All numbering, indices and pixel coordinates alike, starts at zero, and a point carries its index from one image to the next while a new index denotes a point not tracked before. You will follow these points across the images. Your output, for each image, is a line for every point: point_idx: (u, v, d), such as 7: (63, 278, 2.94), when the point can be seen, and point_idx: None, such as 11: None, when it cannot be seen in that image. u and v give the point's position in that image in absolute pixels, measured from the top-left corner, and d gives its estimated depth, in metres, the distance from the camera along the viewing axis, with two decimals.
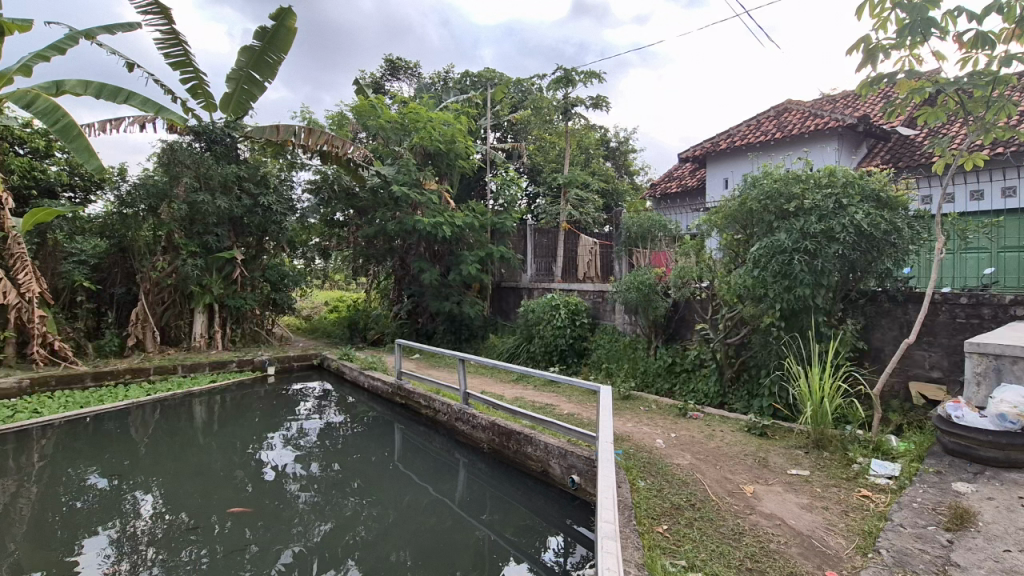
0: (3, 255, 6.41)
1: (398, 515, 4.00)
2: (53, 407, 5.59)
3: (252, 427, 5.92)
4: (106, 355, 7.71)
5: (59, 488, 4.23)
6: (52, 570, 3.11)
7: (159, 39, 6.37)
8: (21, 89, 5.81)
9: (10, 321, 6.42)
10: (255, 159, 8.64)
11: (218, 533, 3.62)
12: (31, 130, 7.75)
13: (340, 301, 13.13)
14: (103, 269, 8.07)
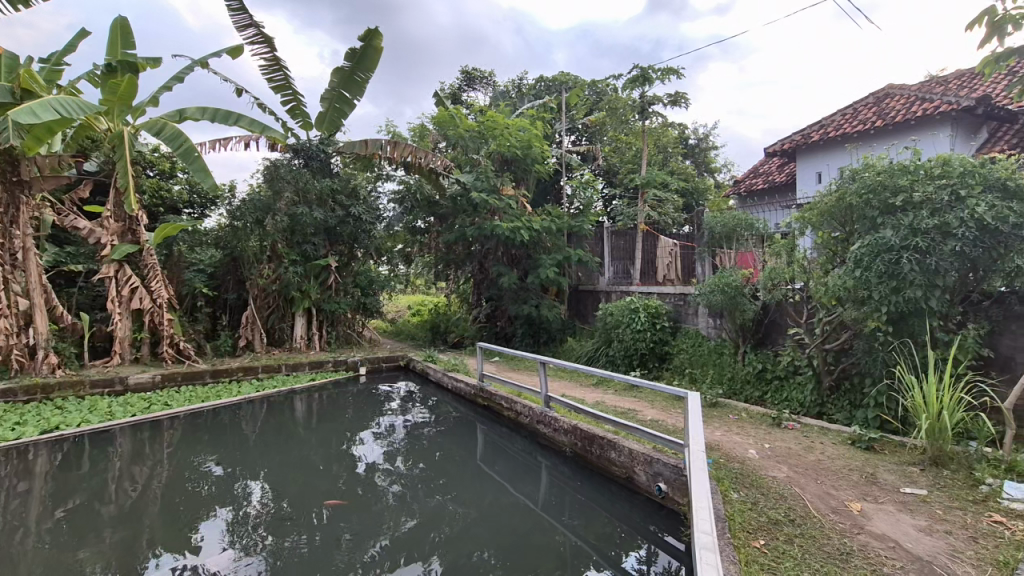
0: (140, 265, 7.29)
1: (481, 515, 4.08)
2: (179, 401, 6.28)
3: (346, 423, 6.31)
4: (222, 354, 8.53)
5: (183, 472, 4.74)
6: (180, 547, 3.48)
7: (263, 66, 6.99)
8: (153, 119, 6.56)
9: (145, 324, 7.29)
10: (346, 172, 9.24)
11: (316, 523, 3.88)
12: (158, 154, 8.79)
13: (422, 305, 13.69)
14: (218, 277, 8.96)
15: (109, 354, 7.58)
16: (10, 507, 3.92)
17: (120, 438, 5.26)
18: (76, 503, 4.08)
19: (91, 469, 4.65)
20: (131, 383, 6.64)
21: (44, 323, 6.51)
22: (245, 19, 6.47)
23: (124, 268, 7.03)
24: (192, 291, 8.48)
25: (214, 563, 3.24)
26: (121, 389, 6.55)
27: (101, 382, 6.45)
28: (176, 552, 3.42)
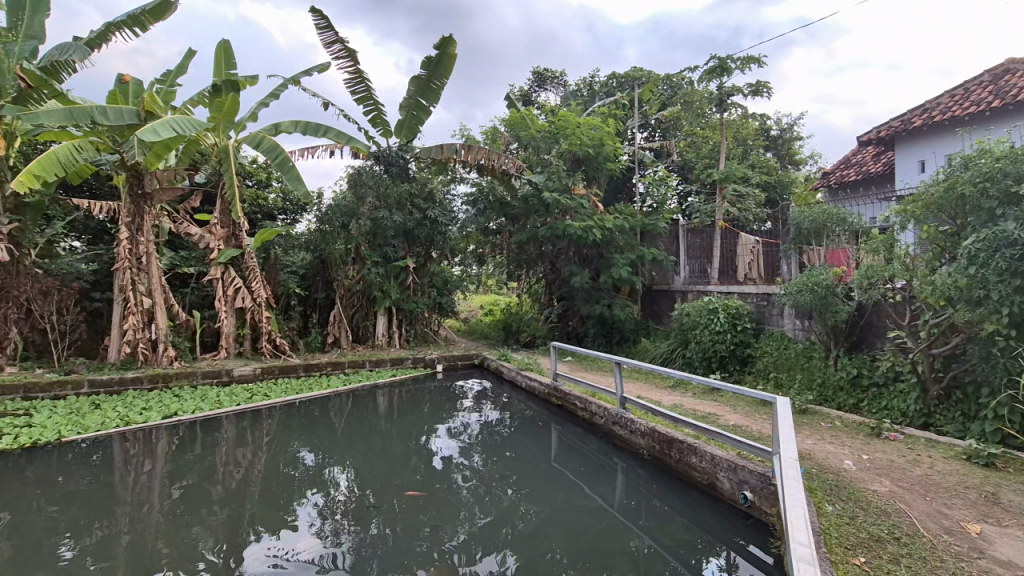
0: (242, 267, 7.97)
1: (555, 514, 4.09)
2: (276, 392, 6.82)
3: (424, 417, 6.56)
4: (313, 350, 9.14)
5: (279, 458, 5.13)
6: (277, 528, 3.78)
7: (347, 79, 7.41)
8: (253, 133, 7.15)
9: (247, 321, 7.97)
10: (422, 177, 9.61)
11: (397, 512, 4.06)
12: (256, 165, 9.58)
13: (494, 305, 13.93)
14: (309, 278, 9.62)
15: (216, 349, 8.36)
16: (137, 483, 4.43)
17: (226, 425, 5.79)
18: (189, 481, 4.52)
19: (202, 451, 5.15)
20: (236, 375, 7.28)
21: (164, 319, 7.28)
22: (331, 36, 6.90)
23: (228, 270, 7.72)
24: (286, 291, 9.16)
25: (307, 545, 3.49)
26: (227, 380, 7.21)
27: (211, 373, 7.12)
28: (275, 531, 3.72)
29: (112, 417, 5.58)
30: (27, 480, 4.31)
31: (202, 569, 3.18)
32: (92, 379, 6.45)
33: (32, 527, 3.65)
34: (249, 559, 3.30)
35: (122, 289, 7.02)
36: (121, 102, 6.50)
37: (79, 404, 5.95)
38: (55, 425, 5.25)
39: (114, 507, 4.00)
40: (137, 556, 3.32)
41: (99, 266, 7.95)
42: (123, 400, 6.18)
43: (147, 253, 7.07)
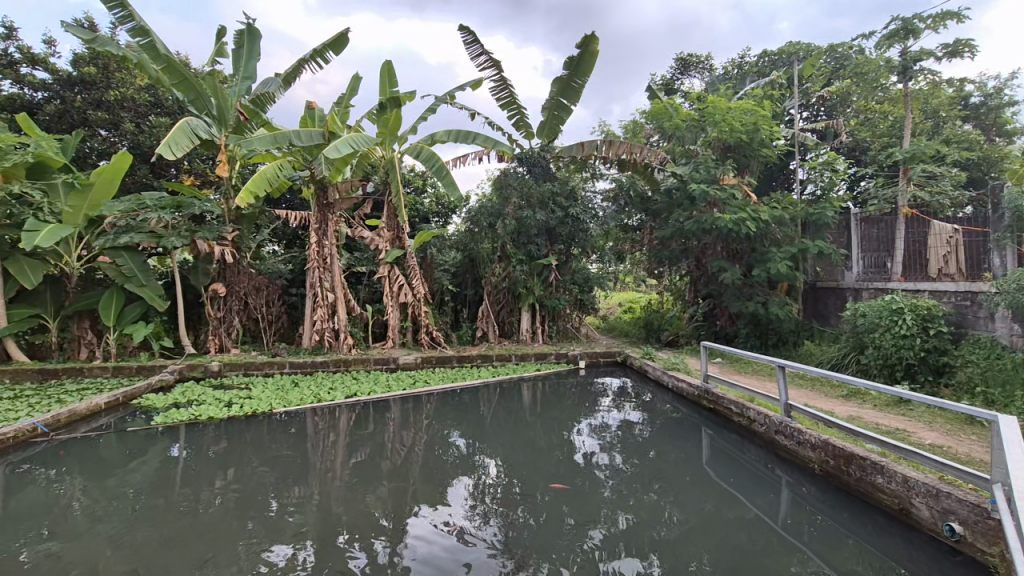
0: (405, 266, 8.82)
1: (706, 521, 3.87)
2: (435, 381, 7.47)
3: (566, 412, 6.66)
4: (465, 343, 9.81)
5: (438, 440, 5.60)
6: (436, 504, 4.12)
7: (493, 87, 7.78)
8: (415, 144, 7.85)
9: (409, 314, 8.82)
10: (563, 175, 9.78)
11: (541, 503, 4.17)
12: (413, 173, 10.52)
13: (634, 302, 13.67)
14: (461, 276, 10.35)
15: (383, 339, 9.38)
16: (324, 452, 5.15)
17: (393, 407, 6.47)
18: (364, 454, 5.13)
19: (375, 429, 5.82)
20: (401, 363, 8.10)
21: (344, 312, 8.34)
22: (477, 49, 7.29)
23: (394, 269, 8.60)
24: (441, 288, 9.95)
25: (464, 523, 3.75)
26: (394, 367, 8.05)
27: (381, 360, 8.01)
28: (434, 507, 4.06)
29: (307, 394, 6.57)
30: (249, 441, 5.25)
31: (375, 534, 3.58)
32: (291, 362, 7.64)
33: (250, 481, 4.44)
34: (412, 530, 3.64)
35: (312, 286, 8.20)
36: (309, 126, 7.58)
37: (282, 381, 7.10)
38: (267, 399, 6.33)
39: (308, 470, 4.70)
40: (325, 516, 3.85)
41: (293, 266, 9.40)
42: (314, 379, 7.24)
43: (330, 255, 8.16)
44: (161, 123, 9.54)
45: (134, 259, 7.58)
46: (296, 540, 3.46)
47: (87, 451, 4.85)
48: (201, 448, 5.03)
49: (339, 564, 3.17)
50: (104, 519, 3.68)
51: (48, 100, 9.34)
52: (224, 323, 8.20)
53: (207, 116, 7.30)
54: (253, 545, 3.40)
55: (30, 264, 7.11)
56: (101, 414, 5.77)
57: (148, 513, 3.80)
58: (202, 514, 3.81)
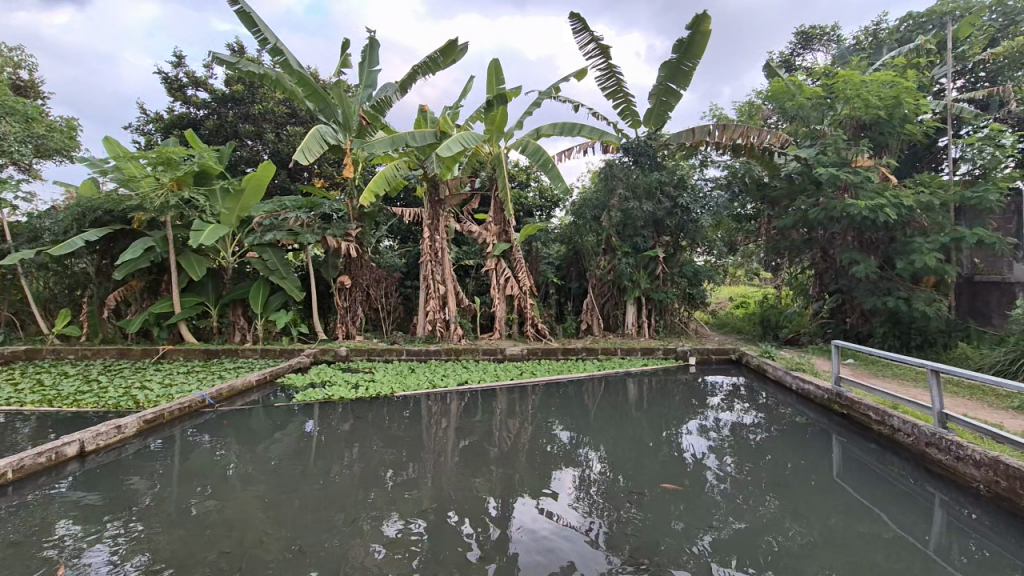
0: (511, 259, 9.04)
1: (835, 535, 3.53)
2: (542, 372, 7.61)
3: (673, 410, 6.40)
4: (569, 335, 9.84)
5: (545, 430, 5.68)
6: (543, 491, 4.19)
7: (599, 76, 7.67)
8: (520, 139, 7.96)
9: (516, 307, 9.05)
10: (671, 164, 9.42)
11: (648, 501, 4.04)
12: (517, 168, 10.69)
13: (746, 298, 12.82)
14: (564, 268, 10.39)
15: (491, 329, 9.69)
16: (439, 435, 5.45)
17: (500, 396, 6.67)
18: (474, 439, 5.36)
19: (483, 415, 6.05)
20: (508, 354, 8.34)
21: (454, 304, 8.74)
22: (585, 37, 7.22)
23: (500, 262, 8.84)
24: (545, 281, 10.07)
25: (571, 513, 3.76)
26: (501, 357, 8.31)
27: (489, 350, 8.30)
28: (538, 495, 4.11)
29: (423, 380, 7.01)
30: (372, 421, 5.70)
31: (482, 516, 3.70)
32: (408, 349, 8.17)
33: (372, 457, 4.82)
34: (519, 516, 3.72)
35: (426, 279, 8.68)
36: (423, 127, 8.01)
37: (401, 367, 7.63)
38: (388, 383, 6.85)
39: (424, 450, 5.01)
40: (437, 495, 4.05)
41: (408, 259, 10.02)
42: (429, 366, 7.70)
43: (442, 248, 8.59)
44: (296, 131, 10.61)
45: (275, 254, 8.53)
46: (412, 516, 3.69)
47: (242, 421, 5.57)
48: (332, 424, 5.56)
49: (452, 542, 3.32)
50: (255, 482, 4.19)
51: (207, 117, 10.77)
52: (349, 312, 8.96)
53: (333, 124, 7.98)
54: (374, 516, 3.67)
55: (196, 258, 8.27)
56: (252, 390, 6.59)
57: (291, 479, 4.28)
58: (332, 484, 4.20)
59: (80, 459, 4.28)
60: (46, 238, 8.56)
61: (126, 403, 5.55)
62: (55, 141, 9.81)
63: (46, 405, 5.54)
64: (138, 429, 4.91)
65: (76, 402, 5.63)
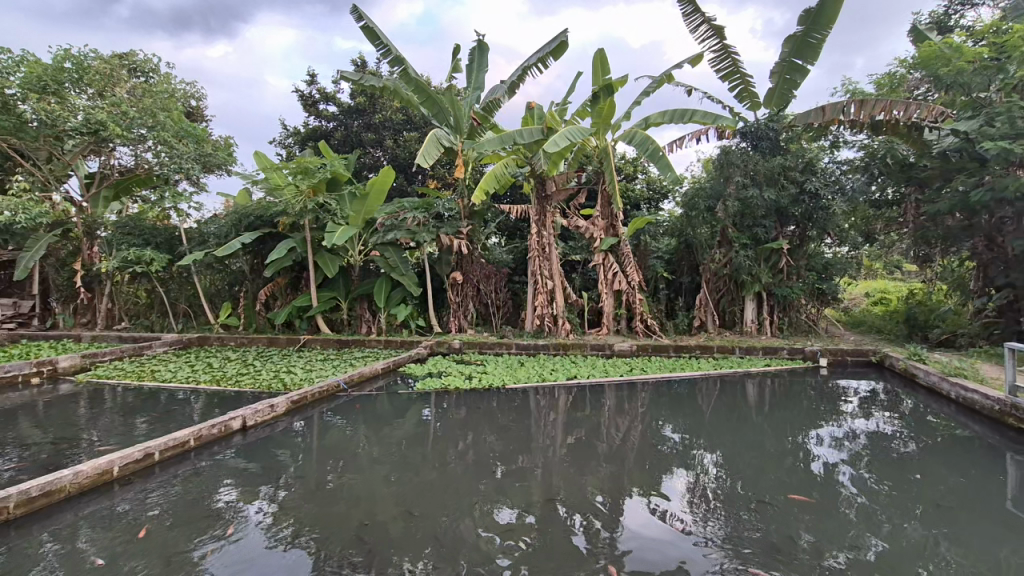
0: (619, 254, 8.89)
1: (1007, 568, 3.03)
2: (653, 370, 7.39)
3: (799, 415, 5.88)
4: (681, 332, 9.47)
5: (656, 428, 5.53)
6: (655, 491, 4.08)
7: (713, 58, 7.25)
8: (629, 130, 7.77)
9: (624, 302, 8.89)
10: (796, 146, 8.67)
11: (772, 511, 3.75)
12: (624, 160, 10.48)
13: (886, 293, 11.46)
14: (675, 262, 10.00)
15: (598, 325, 9.61)
16: (549, 428, 5.52)
17: (609, 392, 6.59)
18: (583, 434, 5.37)
19: (592, 411, 6.03)
20: (616, 349, 8.22)
21: (561, 299, 8.80)
22: (697, 18, 6.85)
23: (608, 257, 8.74)
24: (655, 275, 9.78)
25: (686, 517, 3.62)
26: (610, 353, 8.22)
27: (597, 346, 8.25)
28: (649, 496, 3.99)
29: (533, 374, 7.15)
30: (485, 412, 5.92)
31: (591, 512, 3.69)
32: (517, 343, 8.38)
33: (484, 446, 5.02)
34: (628, 514, 3.66)
35: (534, 275, 8.83)
36: (530, 125, 8.13)
37: (511, 360, 7.84)
38: (499, 375, 7.08)
39: (534, 443, 5.10)
40: (547, 488, 4.10)
41: (515, 255, 10.25)
42: (538, 360, 7.83)
43: (549, 244, 8.68)
44: (412, 136, 11.30)
45: (396, 252, 9.17)
46: (521, 506, 3.77)
47: (370, 406, 6.08)
48: (448, 413, 5.87)
49: (561, 535, 3.34)
50: (380, 462, 4.55)
51: (336, 128, 11.85)
52: (461, 306, 9.41)
53: (446, 127, 8.37)
54: (486, 503, 3.81)
55: (329, 257, 9.16)
56: (377, 377, 7.17)
57: (412, 461, 4.59)
58: (449, 469, 4.43)
59: (243, 432, 4.95)
60: (212, 242, 9.98)
61: (276, 385, 6.32)
62: (217, 157, 11.39)
63: (215, 384, 6.48)
64: (286, 409, 5.57)
65: (237, 382, 6.51)
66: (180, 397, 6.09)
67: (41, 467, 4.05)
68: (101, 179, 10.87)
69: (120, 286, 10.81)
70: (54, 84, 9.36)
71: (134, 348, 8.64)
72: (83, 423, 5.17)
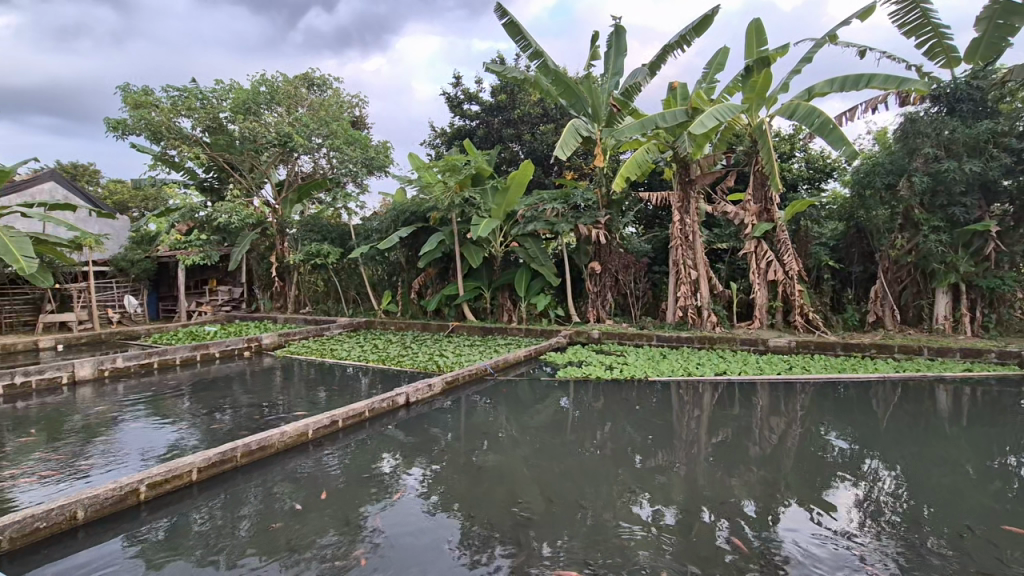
0: (774, 241, 8.15)
1: None
2: (816, 369, 6.66)
3: (1014, 432, 4.84)
4: (850, 328, 8.46)
5: (817, 433, 4.98)
6: (816, 503, 3.68)
7: (896, 12, 6.27)
8: (789, 103, 7.06)
9: (779, 294, 8.13)
10: (1010, 106, 7.17)
11: (970, 539, 3.17)
12: (779, 137, 9.53)
13: None
14: (842, 249, 8.97)
15: (749, 318, 8.95)
16: (694, 424, 5.29)
17: (761, 391, 6.10)
18: (732, 433, 5.04)
19: (742, 409, 5.64)
20: (771, 345, 7.60)
21: (707, 290, 8.33)
22: None
23: (761, 244, 8.08)
24: (818, 264, 8.83)
25: (854, 533, 3.22)
26: (763, 349, 7.64)
27: (748, 341, 7.70)
28: (807, 506, 3.62)
29: (679, 367, 6.92)
30: (628, 402, 5.88)
31: (742, 516, 3.46)
32: (658, 335, 8.17)
33: (626, 437, 4.97)
34: (784, 524, 3.35)
35: (675, 264, 8.47)
36: (673, 107, 7.78)
37: (652, 352, 7.67)
38: (642, 366, 6.97)
39: (678, 438, 4.92)
40: (690, 486, 3.94)
41: (656, 244, 9.93)
42: (682, 353, 7.54)
43: (692, 232, 8.26)
44: (550, 128, 11.49)
45: (535, 243, 9.44)
46: (662, 503, 3.65)
47: (515, 390, 6.37)
48: (589, 401, 5.94)
49: (705, 538, 3.17)
50: (525, 444, 4.76)
51: (479, 126, 12.52)
52: (600, 297, 9.39)
53: (584, 116, 8.35)
54: (624, 496, 3.76)
55: (475, 249, 9.71)
56: (520, 363, 7.48)
57: (556, 446, 4.72)
58: (590, 457, 4.47)
59: (406, 407, 5.51)
60: (374, 236, 11.18)
61: (432, 366, 6.93)
62: (378, 160, 12.72)
63: (381, 363, 7.28)
64: (442, 389, 6.08)
65: (398, 362, 7.24)
66: (354, 373, 6.96)
67: (257, 425, 4.93)
68: (289, 184, 12.72)
69: (305, 276, 12.60)
70: (253, 104, 10.96)
71: (316, 329, 10.05)
72: (283, 390, 6.16)
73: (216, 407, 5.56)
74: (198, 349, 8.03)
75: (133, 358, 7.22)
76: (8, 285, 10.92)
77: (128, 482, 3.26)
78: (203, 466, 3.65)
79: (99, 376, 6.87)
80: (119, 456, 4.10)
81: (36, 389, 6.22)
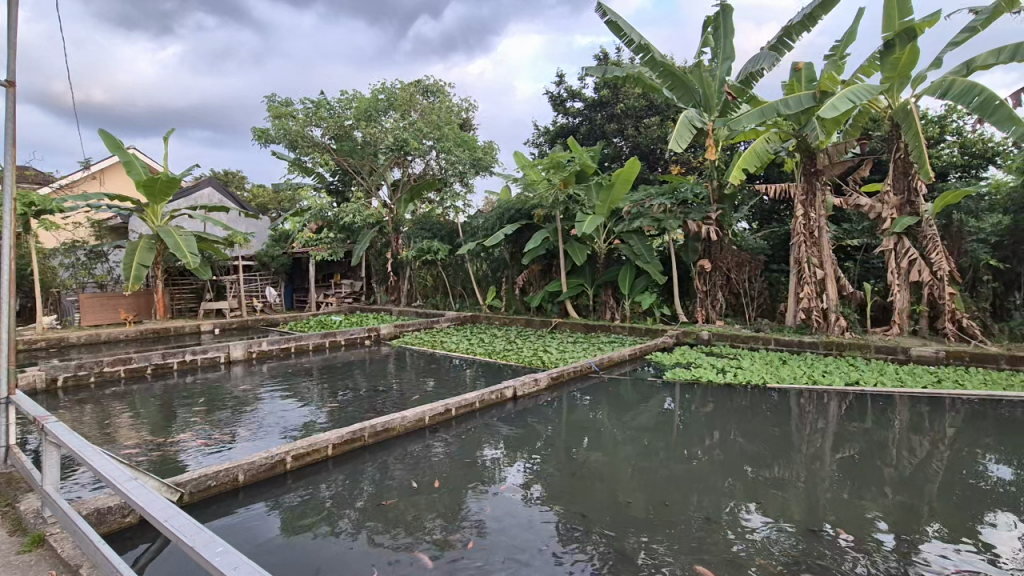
0: (919, 237, 7.24)
1: None
2: (970, 385, 5.80)
3: None
4: (1017, 338, 7.28)
5: (970, 458, 4.35)
6: (965, 534, 3.22)
7: None
8: (942, 79, 6.25)
9: (924, 297, 7.19)
10: None
11: None
12: (926, 120, 8.47)
13: None
14: (1007, 247, 7.74)
15: (885, 323, 8.03)
16: (818, 436, 4.87)
17: (900, 405, 5.45)
18: (863, 449, 4.57)
19: (877, 424, 5.08)
20: (914, 354, 6.75)
21: (834, 291, 7.60)
22: None
23: (903, 241, 7.20)
24: (975, 264, 7.70)
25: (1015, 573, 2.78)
26: (904, 358, 6.83)
27: (886, 348, 6.93)
28: (954, 536, 3.19)
29: (801, 374, 6.40)
30: (743, 408, 5.56)
31: (872, 540, 3.13)
32: (777, 338, 7.62)
33: (737, 445, 4.69)
34: (925, 555, 2.96)
35: (798, 262, 7.82)
36: (797, 90, 7.20)
37: (770, 356, 7.16)
38: (759, 372, 6.53)
39: (797, 451, 4.55)
40: (811, 502, 3.64)
41: (774, 241, 9.26)
42: (805, 360, 6.96)
43: (818, 227, 7.57)
44: (657, 121, 11.18)
45: (640, 239, 9.20)
46: (777, 517, 3.41)
47: (620, 389, 6.29)
48: (699, 405, 5.70)
49: (827, 559, 2.91)
50: (629, 445, 4.68)
51: (582, 123, 12.48)
52: (710, 296, 8.95)
53: (695, 107, 7.98)
54: (734, 506, 3.57)
55: (578, 246, 9.69)
56: (625, 362, 7.36)
57: (662, 449, 4.60)
58: (698, 464, 4.29)
59: (514, 400, 5.67)
60: (481, 233, 11.59)
61: (537, 361, 7.06)
62: (486, 160, 13.16)
63: (488, 356, 7.55)
64: (547, 384, 6.16)
65: (504, 356, 7.45)
66: (463, 364, 7.29)
67: (379, 408, 5.34)
68: (403, 185, 13.58)
69: (416, 271, 13.37)
70: (373, 111, 11.87)
71: (428, 321, 10.64)
72: (399, 378, 6.61)
73: (343, 389, 6.10)
74: (327, 337, 8.86)
75: (275, 342, 8.13)
76: (178, 276, 12.84)
77: (277, 453, 3.69)
78: (337, 442, 4.03)
79: (248, 357, 7.83)
80: (266, 429, 4.64)
81: (200, 366, 7.24)
